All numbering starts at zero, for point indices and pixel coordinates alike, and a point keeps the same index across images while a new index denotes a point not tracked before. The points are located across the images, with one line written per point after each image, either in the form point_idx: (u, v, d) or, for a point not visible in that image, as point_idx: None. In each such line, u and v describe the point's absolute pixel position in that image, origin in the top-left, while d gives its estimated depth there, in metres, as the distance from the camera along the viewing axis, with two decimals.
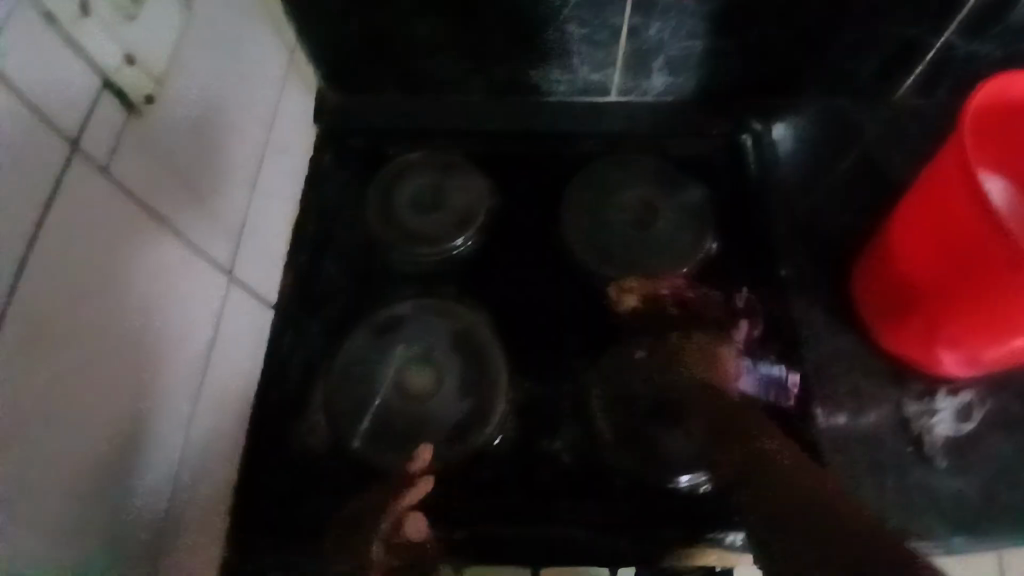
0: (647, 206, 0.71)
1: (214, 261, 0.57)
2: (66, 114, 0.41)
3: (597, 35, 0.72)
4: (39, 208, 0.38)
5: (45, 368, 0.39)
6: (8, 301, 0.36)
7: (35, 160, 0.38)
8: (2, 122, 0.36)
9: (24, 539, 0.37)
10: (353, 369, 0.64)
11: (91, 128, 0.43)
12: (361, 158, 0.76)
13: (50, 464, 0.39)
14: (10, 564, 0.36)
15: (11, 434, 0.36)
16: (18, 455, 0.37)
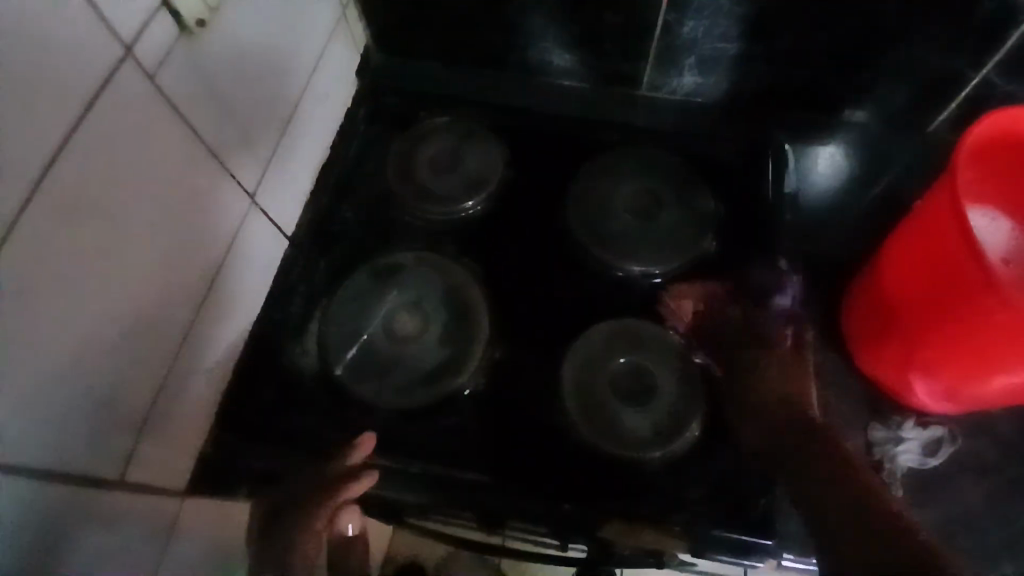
0: (652, 198, 0.74)
1: (240, 183, 0.63)
2: (124, 23, 0.47)
3: (631, 26, 0.74)
4: (83, 101, 0.45)
5: (67, 239, 0.46)
6: (42, 178, 0.43)
7: (87, 57, 0.45)
8: (58, 17, 0.42)
9: (29, 378, 0.44)
10: (348, 305, 0.69)
11: (145, 37, 0.49)
12: (392, 118, 0.81)
13: (61, 320, 0.46)
14: (11, 394, 0.43)
15: (28, 284, 0.43)
16: (32, 306, 0.44)
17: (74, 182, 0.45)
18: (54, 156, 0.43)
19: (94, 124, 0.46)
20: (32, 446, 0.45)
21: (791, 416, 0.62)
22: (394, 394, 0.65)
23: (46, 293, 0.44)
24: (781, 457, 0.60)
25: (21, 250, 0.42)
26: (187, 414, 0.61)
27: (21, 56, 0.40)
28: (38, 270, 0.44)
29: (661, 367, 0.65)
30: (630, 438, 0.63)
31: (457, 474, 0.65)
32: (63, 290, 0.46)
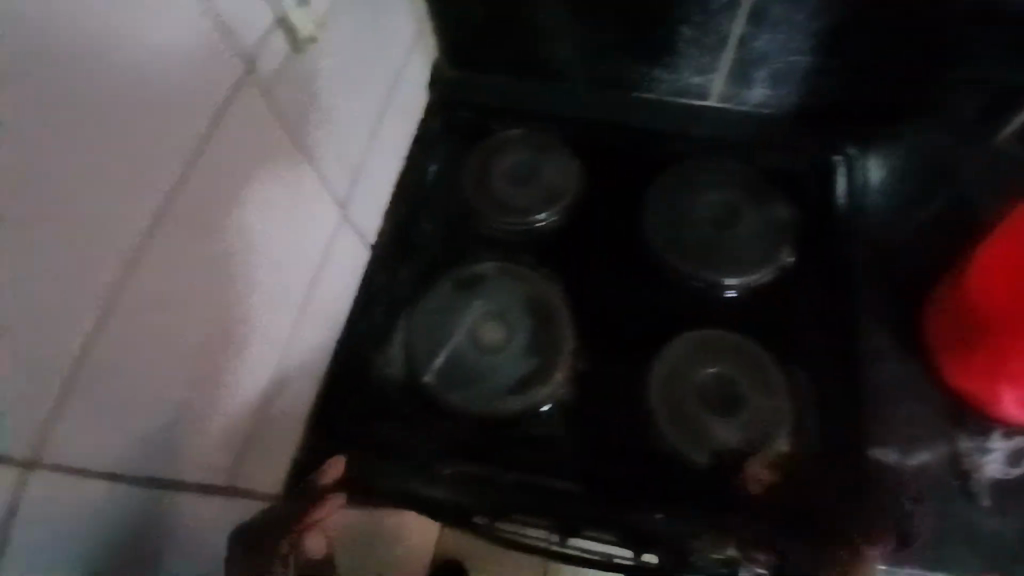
0: (730, 209, 0.74)
1: (334, 196, 0.65)
2: (248, 41, 0.49)
3: (705, 39, 0.75)
4: (207, 118, 0.46)
5: (192, 251, 0.47)
6: (173, 193, 0.44)
7: (214, 74, 0.46)
8: (192, 38, 0.43)
9: (148, 385, 0.45)
10: (435, 316, 0.71)
11: (263, 56, 0.50)
12: (464, 130, 0.84)
13: (177, 333, 0.47)
14: (129, 401, 0.44)
15: (157, 296, 0.44)
16: (157, 317, 0.45)
17: (196, 200, 0.46)
18: (181, 173, 0.44)
19: (217, 141, 0.47)
20: (138, 458, 0.45)
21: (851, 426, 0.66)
22: (479, 404, 0.66)
23: (166, 307, 0.46)
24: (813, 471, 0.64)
25: (151, 264, 0.43)
26: (276, 421, 0.62)
27: (161, 77, 0.41)
28: (164, 280, 0.45)
29: (748, 377, 0.66)
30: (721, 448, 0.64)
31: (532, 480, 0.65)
32: (181, 304, 0.47)
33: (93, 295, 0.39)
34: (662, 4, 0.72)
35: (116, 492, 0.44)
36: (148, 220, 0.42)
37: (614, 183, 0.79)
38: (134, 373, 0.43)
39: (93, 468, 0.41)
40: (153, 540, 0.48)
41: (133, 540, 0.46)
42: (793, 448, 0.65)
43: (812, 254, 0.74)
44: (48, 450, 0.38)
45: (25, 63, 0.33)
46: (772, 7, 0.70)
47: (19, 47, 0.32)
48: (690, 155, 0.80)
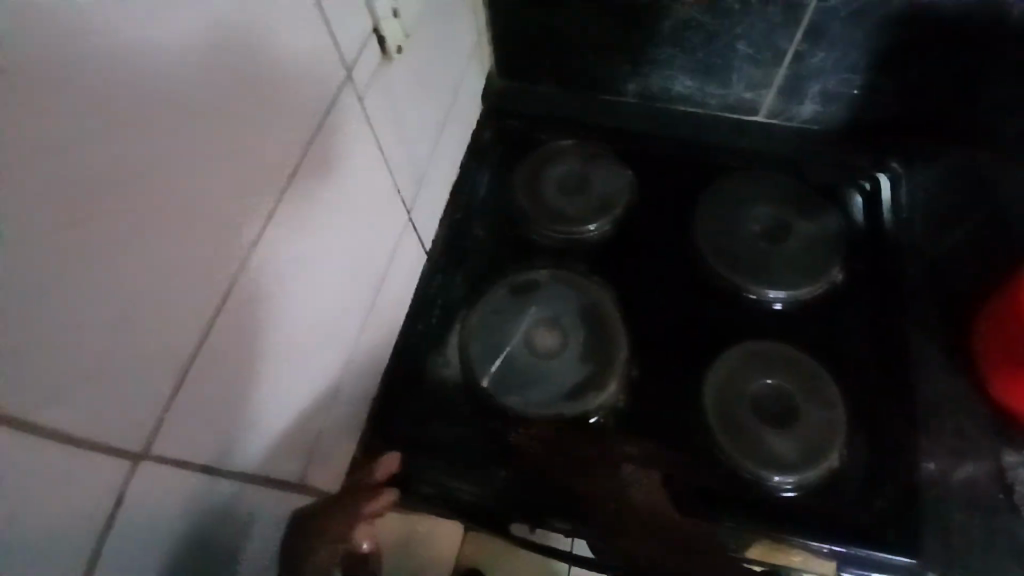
0: (780, 222, 0.76)
1: (402, 200, 0.66)
2: (351, 48, 0.51)
3: (761, 55, 0.77)
4: (316, 125, 0.48)
5: (290, 250, 0.49)
6: (281, 197, 0.46)
7: (319, 77, 0.47)
8: (310, 47, 0.46)
9: (242, 378, 0.46)
10: (490, 319, 0.72)
11: (359, 62, 0.52)
12: (516, 139, 0.85)
13: (269, 330, 0.48)
14: (227, 395, 0.45)
15: (258, 292, 0.45)
16: (257, 314, 0.46)
17: (296, 200, 0.48)
18: (287, 174, 0.46)
19: (318, 144, 0.49)
20: (226, 452, 0.46)
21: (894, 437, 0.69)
22: (540, 407, 0.67)
23: (264, 303, 0.47)
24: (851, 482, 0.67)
25: (258, 264, 0.45)
26: (337, 420, 0.63)
27: (275, 81, 0.43)
28: (267, 278, 0.46)
29: (802, 390, 0.67)
30: (774, 457, 0.64)
31: (580, 487, 0.65)
32: (274, 301, 0.48)
33: (212, 289, 0.40)
34: (723, 19, 0.74)
35: (209, 483, 0.44)
36: (261, 220, 0.44)
37: (668, 195, 0.80)
38: (234, 368, 0.45)
39: (190, 460, 0.42)
40: (239, 528, 0.49)
41: (223, 528, 0.47)
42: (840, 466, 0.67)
43: (871, 275, 0.77)
44: (158, 440, 0.39)
45: (185, 61, 0.34)
46: (832, 25, 0.72)
47: (184, 47, 0.34)
48: (738, 168, 0.81)
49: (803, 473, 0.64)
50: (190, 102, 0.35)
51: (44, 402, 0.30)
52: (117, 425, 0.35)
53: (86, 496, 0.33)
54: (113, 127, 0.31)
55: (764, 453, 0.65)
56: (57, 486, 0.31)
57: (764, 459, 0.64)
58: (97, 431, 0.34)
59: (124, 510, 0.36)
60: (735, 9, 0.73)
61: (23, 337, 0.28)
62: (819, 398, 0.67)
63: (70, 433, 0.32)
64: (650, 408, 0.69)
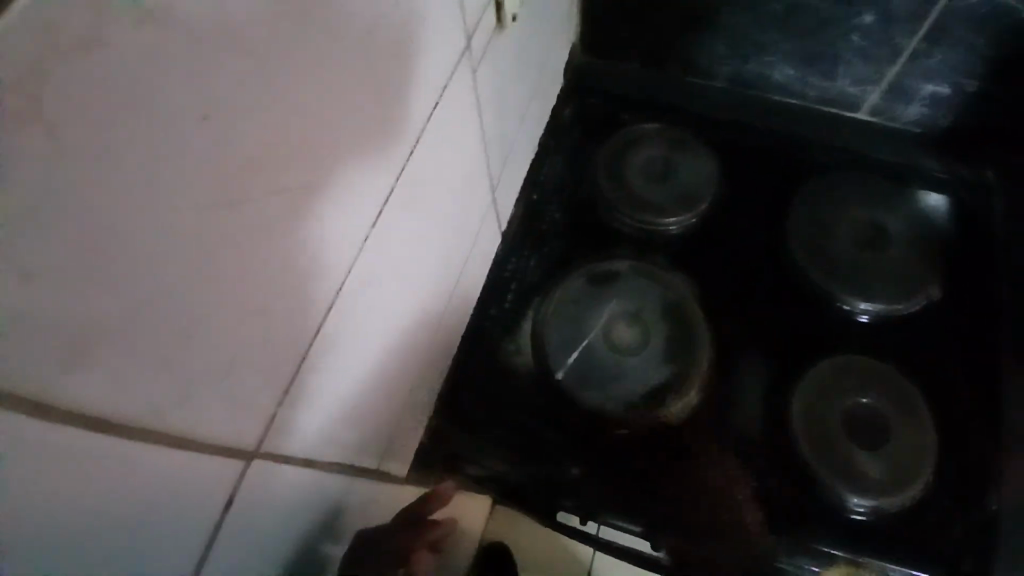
0: (878, 228, 0.73)
1: (489, 179, 0.63)
2: (472, 16, 0.47)
3: (875, 49, 0.72)
4: (432, 101, 0.46)
5: (396, 231, 0.46)
6: (398, 179, 0.44)
7: (443, 47, 0.44)
8: (439, 13, 0.42)
9: (345, 362, 0.44)
10: (569, 308, 0.69)
11: (478, 32, 0.49)
12: (598, 118, 0.80)
13: (365, 317, 0.45)
14: (329, 378, 0.43)
15: (368, 277, 0.44)
16: (364, 298, 0.44)
17: (406, 180, 0.45)
18: (402, 155, 0.44)
19: (431, 124, 0.46)
20: (322, 439, 0.44)
21: (984, 462, 0.66)
22: (607, 401, 0.65)
23: (367, 292, 0.44)
24: (935, 512, 0.63)
25: (370, 247, 0.43)
26: (412, 402, 0.61)
27: (403, 51, 0.39)
28: (374, 262, 0.44)
29: (896, 408, 0.66)
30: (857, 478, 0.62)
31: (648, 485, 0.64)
32: (374, 286, 0.45)
33: (329, 278, 0.39)
34: (842, 9, 0.69)
35: (305, 473, 0.43)
36: (378, 202, 0.42)
37: (755, 191, 0.76)
38: (334, 360, 0.42)
39: (298, 451, 0.41)
40: (324, 514, 0.48)
41: (316, 511, 0.46)
42: (923, 494, 0.63)
43: (961, 285, 0.73)
44: (270, 436, 0.37)
45: (325, 30, 0.31)
46: (956, 27, 0.67)
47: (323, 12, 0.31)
48: (833, 167, 0.77)
49: (886, 495, 0.62)
50: (324, 75, 0.32)
51: (171, 405, 0.28)
52: (233, 421, 0.33)
53: (201, 500, 0.32)
54: (253, 105, 0.28)
55: (847, 471, 0.63)
56: (182, 489, 0.30)
57: (845, 479, 0.62)
58: (216, 427, 0.32)
59: (235, 507, 0.35)
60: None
61: (154, 344, 0.26)
62: (903, 416, 0.66)
63: (187, 437, 0.30)
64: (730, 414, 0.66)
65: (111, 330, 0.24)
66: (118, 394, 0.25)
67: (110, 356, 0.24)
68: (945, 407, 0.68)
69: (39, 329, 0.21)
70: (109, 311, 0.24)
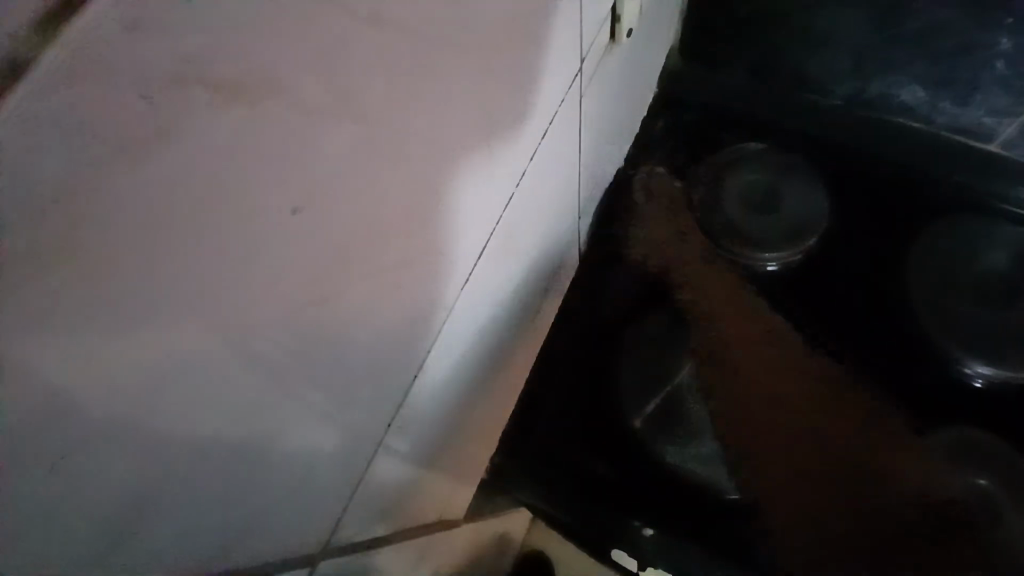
0: (1009, 287, 0.64)
1: (577, 206, 0.57)
2: (588, 33, 0.41)
3: (1022, 80, 0.61)
4: (541, 132, 0.40)
5: (486, 278, 0.42)
6: (498, 220, 0.40)
7: (559, 73, 0.39)
8: (557, 37, 0.37)
9: (428, 410, 0.42)
10: (652, 345, 0.64)
11: (590, 56, 0.43)
12: (692, 133, 0.73)
13: (431, 380, 0.40)
14: (416, 427, 0.41)
15: (456, 326, 0.40)
16: (445, 347, 0.40)
17: (500, 229, 0.41)
18: (504, 199, 0.39)
19: (535, 161, 0.42)
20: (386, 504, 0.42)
21: None
22: (692, 458, 0.61)
23: (436, 357, 0.39)
24: None
25: (466, 294, 0.39)
26: (471, 449, 0.56)
27: (517, 81, 0.34)
28: (463, 311, 0.40)
29: (1015, 498, 0.59)
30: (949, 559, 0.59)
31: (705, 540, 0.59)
32: (443, 348, 0.40)
33: (401, 353, 0.34)
34: (984, 34, 0.59)
35: (332, 561, 0.38)
36: (471, 256, 0.38)
37: (868, 226, 0.68)
38: (403, 426, 0.38)
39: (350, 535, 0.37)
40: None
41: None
42: None
43: None
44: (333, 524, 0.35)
45: (417, 88, 0.25)
46: None
47: (421, 67, 0.25)
48: (953, 211, 0.68)
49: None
50: (422, 137, 0.27)
51: (245, 483, 0.27)
52: None
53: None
54: (352, 185, 0.23)
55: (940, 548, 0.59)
56: None
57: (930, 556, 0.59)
58: (272, 505, 0.30)
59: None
60: (1005, 24, 0.58)
61: (234, 424, 0.24)
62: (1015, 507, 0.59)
63: (238, 512, 0.28)
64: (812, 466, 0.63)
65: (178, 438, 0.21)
66: (179, 490, 0.23)
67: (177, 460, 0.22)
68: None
69: (110, 435, 0.19)
70: (178, 421, 0.21)
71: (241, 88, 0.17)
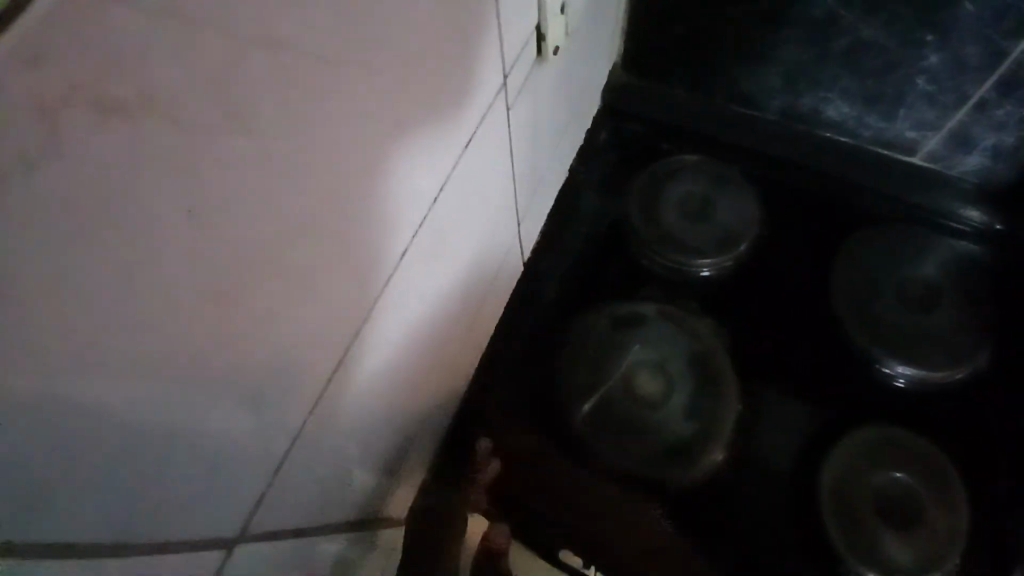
0: (930, 291, 0.69)
1: (516, 213, 0.59)
2: (513, 48, 0.44)
3: (941, 96, 0.65)
4: (465, 141, 0.42)
5: (416, 283, 0.43)
6: (422, 222, 0.40)
7: (485, 88, 0.42)
8: (479, 53, 0.39)
9: (357, 416, 0.42)
10: (588, 350, 0.66)
11: (517, 68, 0.45)
12: (632, 148, 0.77)
13: (367, 379, 0.41)
14: (346, 432, 0.41)
15: (383, 332, 0.41)
16: (374, 353, 0.41)
17: (428, 232, 0.42)
18: (427, 202, 0.40)
19: (458, 169, 0.43)
20: (321, 503, 0.42)
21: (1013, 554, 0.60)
22: (630, 458, 0.63)
23: (369, 358, 0.40)
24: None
25: (393, 297, 0.40)
26: (415, 446, 0.57)
27: (438, 94, 0.36)
28: (396, 316, 0.42)
29: (932, 490, 0.62)
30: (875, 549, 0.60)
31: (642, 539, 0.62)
32: (380, 347, 0.41)
33: (326, 353, 0.35)
34: (908, 51, 0.63)
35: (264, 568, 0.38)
36: (396, 259, 0.39)
37: (797, 236, 0.72)
38: (334, 423, 0.39)
39: (285, 528, 0.38)
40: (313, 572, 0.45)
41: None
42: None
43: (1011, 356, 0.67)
44: (258, 517, 0.34)
45: (313, 103, 0.27)
46: None
47: (321, 83, 0.27)
48: (879, 219, 0.72)
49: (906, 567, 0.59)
50: (326, 147, 0.29)
51: (153, 503, 0.27)
52: (215, 504, 0.30)
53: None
54: (240, 188, 0.25)
55: (866, 539, 0.60)
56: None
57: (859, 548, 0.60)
58: (198, 517, 0.30)
59: None
60: (927, 42, 0.61)
61: (134, 440, 0.24)
62: (930, 497, 0.62)
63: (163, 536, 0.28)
64: (748, 474, 0.63)
65: (96, 428, 0.22)
66: (89, 498, 0.23)
67: (91, 451, 0.23)
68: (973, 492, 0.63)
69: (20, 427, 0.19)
70: (91, 412, 0.22)
71: (123, 103, 0.19)
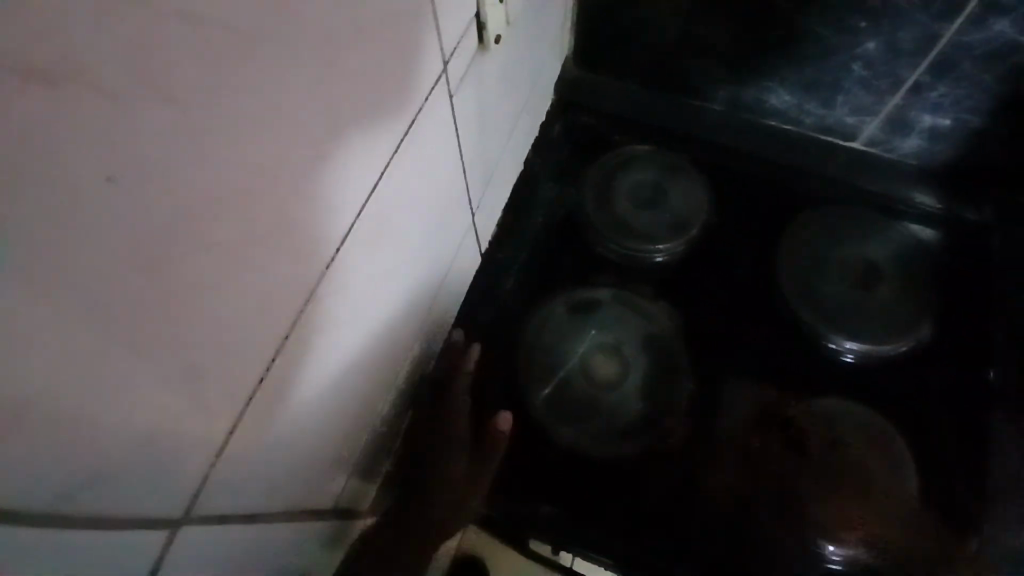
0: (871, 268, 0.71)
1: (468, 201, 0.60)
2: (451, 35, 0.45)
3: (877, 80, 0.67)
4: (406, 124, 0.43)
5: (368, 268, 0.45)
6: (367, 203, 0.41)
7: (425, 74, 0.43)
8: (415, 39, 0.40)
9: (307, 400, 0.42)
10: (546, 336, 0.69)
11: (456, 56, 0.46)
12: (586, 138, 0.78)
13: (316, 363, 0.42)
14: (298, 417, 0.42)
15: (333, 315, 0.42)
16: (326, 338, 0.42)
17: (372, 216, 0.43)
18: (369, 185, 0.41)
19: (400, 154, 0.43)
20: (272, 487, 0.42)
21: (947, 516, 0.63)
22: (589, 439, 0.65)
23: (316, 340, 0.41)
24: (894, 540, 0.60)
25: (345, 283, 0.42)
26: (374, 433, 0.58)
27: (375, 78, 0.37)
28: (347, 304, 0.43)
29: (879, 457, 0.64)
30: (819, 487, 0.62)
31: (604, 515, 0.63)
32: (329, 331, 0.42)
33: (266, 335, 0.35)
34: (843, 37, 0.65)
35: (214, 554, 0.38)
36: (338, 241, 0.39)
37: (746, 219, 0.75)
38: (282, 406, 0.39)
39: (234, 509, 0.38)
40: (265, 558, 0.45)
41: (252, 567, 0.43)
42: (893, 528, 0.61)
43: (952, 329, 0.70)
44: (202, 499, 0.34)
45: (239, 77, 0.27)
46: (962, 61, 0.63)
47: (247, 59, 0.27)
48: (826, 201, 0.74)
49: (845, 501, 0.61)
50: (255, 123, 0.28)
51: (89, 485, 0.26)
52: (152, 483, 0.30)
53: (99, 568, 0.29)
54: (177, 165, 0.25)
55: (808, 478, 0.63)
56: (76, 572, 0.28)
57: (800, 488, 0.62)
58: (139, 497, 0.30)
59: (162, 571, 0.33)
60: (861, 28, 0.63)
61: (75, 414, 0.24)
62: (869, 462, 0.64)
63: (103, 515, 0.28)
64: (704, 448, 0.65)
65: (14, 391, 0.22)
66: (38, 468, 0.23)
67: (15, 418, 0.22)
68: (918, 459, 0.65)
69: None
70: (16, 372, 0.21)
71: (35, 64, 0.18)
